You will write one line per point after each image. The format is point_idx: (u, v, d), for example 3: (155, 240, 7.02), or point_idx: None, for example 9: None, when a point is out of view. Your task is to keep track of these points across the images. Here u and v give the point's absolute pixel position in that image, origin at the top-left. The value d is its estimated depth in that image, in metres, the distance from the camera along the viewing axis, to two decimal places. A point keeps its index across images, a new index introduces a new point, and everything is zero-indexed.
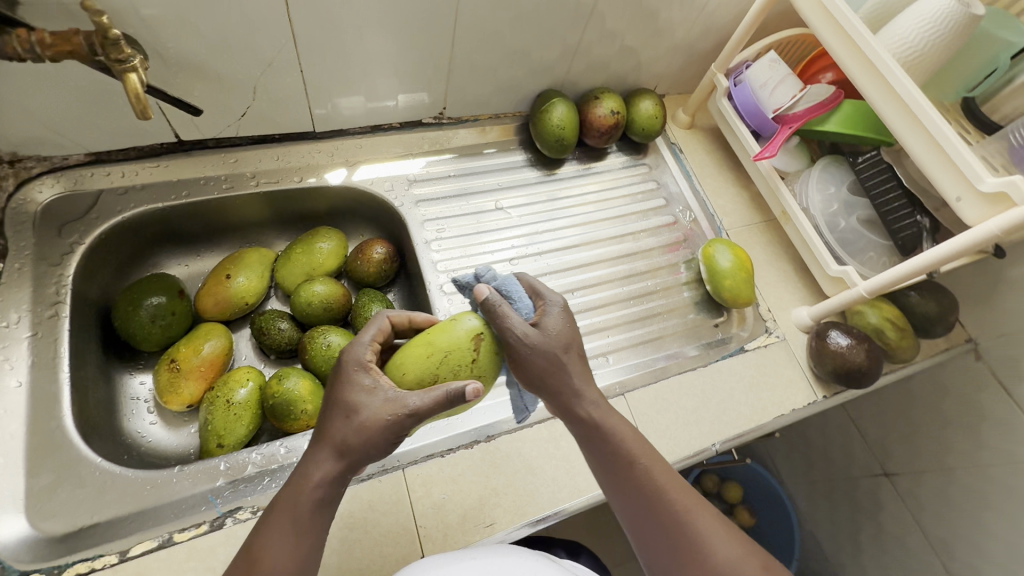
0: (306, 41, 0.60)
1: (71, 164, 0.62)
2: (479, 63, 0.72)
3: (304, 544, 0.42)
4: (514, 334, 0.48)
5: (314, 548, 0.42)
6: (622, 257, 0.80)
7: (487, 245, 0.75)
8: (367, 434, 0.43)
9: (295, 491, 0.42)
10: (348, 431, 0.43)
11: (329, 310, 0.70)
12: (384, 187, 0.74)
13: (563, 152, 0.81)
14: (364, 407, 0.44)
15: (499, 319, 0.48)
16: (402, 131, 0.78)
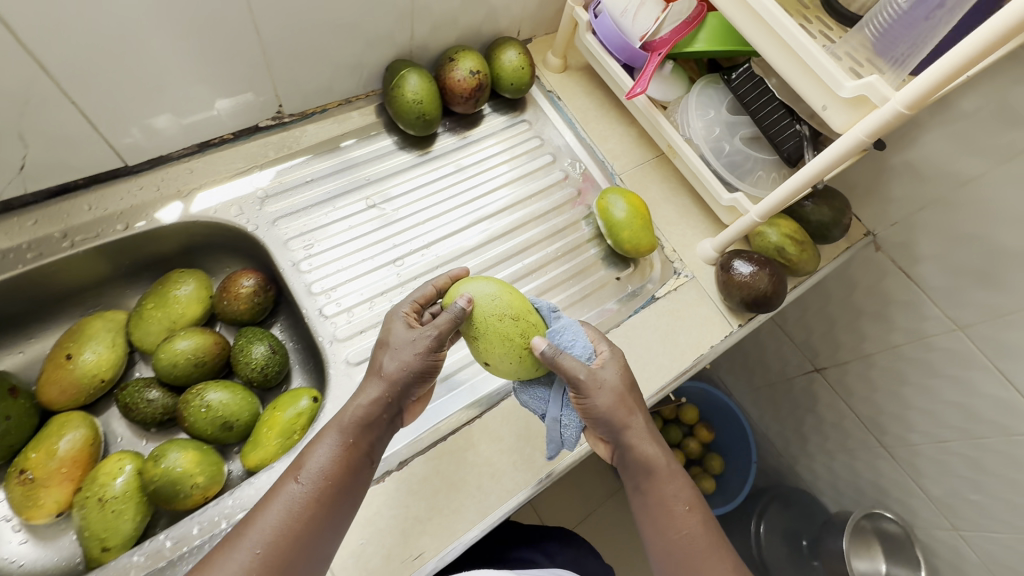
0: (64, 66, 0.49)
1: None
2: (302, 48, 0.62)
3: (350, 461, 0.47)
4: (581, 379, 0.51)
5: (351, 469, 0.47)
6: (517, 229, 0.74)
7: (367, 253, 0.67)
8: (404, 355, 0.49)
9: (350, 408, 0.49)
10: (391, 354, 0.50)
11: (199, 367, 0.61)
12: (231, 213, 0.65)
13: (430, 129, 0.72)
14: (399, 338, 0.50)
15: (571, 364, 0.51)
16: (238, 141, 0.67)
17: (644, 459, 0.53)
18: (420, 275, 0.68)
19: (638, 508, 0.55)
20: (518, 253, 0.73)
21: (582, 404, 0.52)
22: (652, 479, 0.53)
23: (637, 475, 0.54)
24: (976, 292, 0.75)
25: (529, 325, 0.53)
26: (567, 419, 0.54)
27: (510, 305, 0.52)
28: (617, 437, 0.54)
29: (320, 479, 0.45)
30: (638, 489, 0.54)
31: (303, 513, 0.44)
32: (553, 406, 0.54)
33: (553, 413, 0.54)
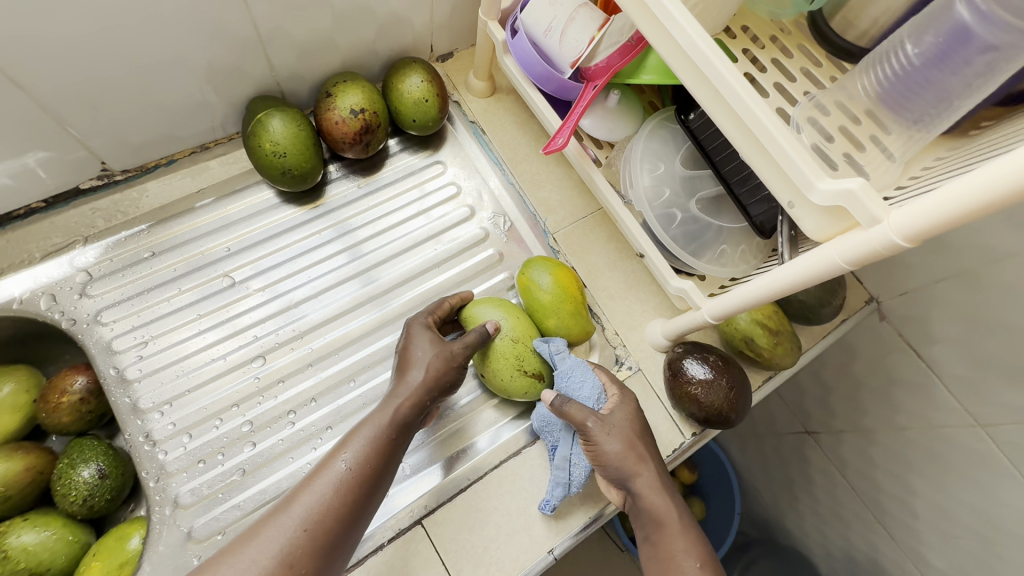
0: None
1: None
2: (102, 93, 0.47)
3: (389, 457, 0.43)
4: (587, 427, 0.47)
5: (389, 465, 0.43)
6: (419, 307, 0.59)
7: (219, 350, 0.54)
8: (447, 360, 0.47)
9: (393, 400, 0.45)
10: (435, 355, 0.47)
11: (2, 501, 0.50)
12: (41, 306, 0.52)
13: (305, 181, 0.57)
14: (429, 344, 0.48)
15: (576, 411, 0.47)
16: (52, 211, 0.53)
17: (653, 510, 0.46)
18: (283, 377, 0.54)
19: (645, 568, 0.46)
20: None
21: (588, 451, 0.48)
22: (662, 532, 0.45)
23: (646, 528, 0.46)
24: (1004, 389, 0.58)
25: (529, 352, 0.52)
26: (576, 459, 0.50)
27: (515, 328, 0.52)
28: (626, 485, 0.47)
29: (362, 468, 0.41)
30: (647, 545, 0.46)
31: (337, 506, 0.39)
32: (563, 443, 0.51)
33: (561, 451, 0.50)
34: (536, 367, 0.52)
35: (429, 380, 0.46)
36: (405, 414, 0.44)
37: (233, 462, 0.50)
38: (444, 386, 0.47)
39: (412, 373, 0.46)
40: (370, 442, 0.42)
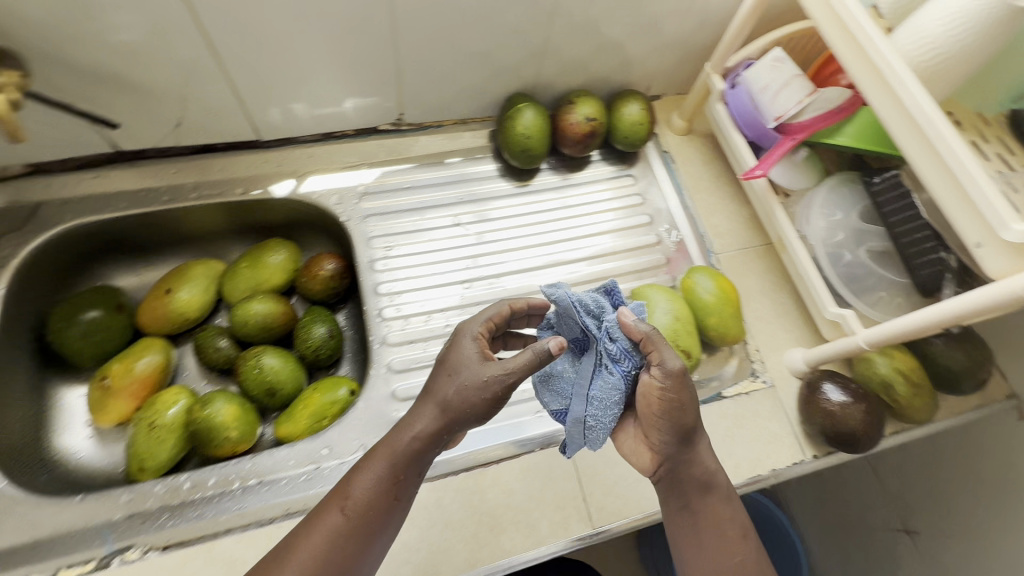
0: (227, 53, 0.55)
1: (13, 175, 0.62)
2: (435, 67, 0.65)
3: (395, 492, 0.44)
4: (674, 372, 0.44)
5: (394, 505, 0.44)
6: (590, 282, 0.71)
7: (440, 268, 0.68)
8: (468, 392, 0.43)
9: (395, 437, 0.45)
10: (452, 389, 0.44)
11: (267, 331, 0.67)
12: (332, 200, 0.70)
13: (532, 166, 0.74)
14: (465, 365, 0.44)
15: (664, 349, 0.45)
16: (357, 138, 0.72)
17: (705, 476, 0.47)
18: (482, 301, 0.67)
19: (674, 528, 0.48)
20: None
21: (659, 402, 0.45)
22: (706, 497, 0.47)
23: (689, 494, 0.47)
24: None
25: (684, 331, 0.62)
26: (592, 421, 0.48)
27: (674, 312, 0.63)
28: (681, 450, 0.47)
29: (363, 511, 0.43)
30: (683, 509, 0.47)
31: (337, 553, 0.42)
32: (579, 402, 0.49)
33: (576, 411, 0.48)
34: (689, 344, 0.62)
35: (449, 412, 0.44)
36: (415, 446, 0.44)
37: (432, 351, 0.63)
38: (464, 420, 0.44)
39: (433, 401, 0.45)
40: (374, 483, 0.44)
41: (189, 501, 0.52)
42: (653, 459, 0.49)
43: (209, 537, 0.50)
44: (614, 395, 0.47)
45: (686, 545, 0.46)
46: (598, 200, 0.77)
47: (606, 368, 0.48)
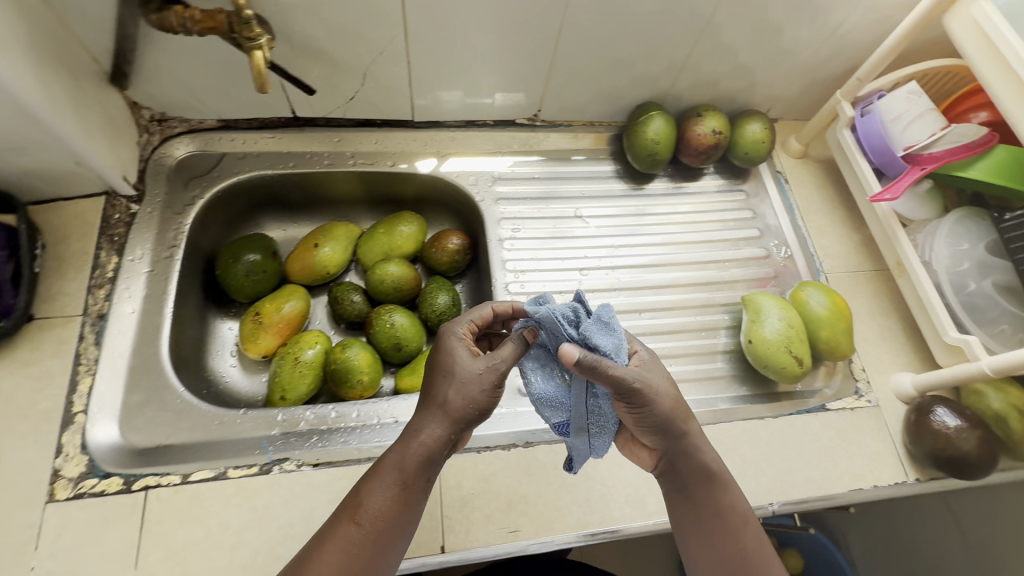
0: (416, 38, 0.62)
1: (205, 127, 0.71)
2: (584, 70, 0.71)
3: (406, 499, 0.44)
4: (635, 388, 0.44)
5: (407, 510, 0.44)
6: (698, 286, 0.75)
7: (560, 255, 0.74)
8: (467, 390, 0.45)
9: (401, 451, 0.45)
10: (452, 391, 0.45)
11: (397, 291, 0.73)
12: (469, 181, 0.76)
13: (653, 170, 0.79)
14: (459, 366, 0.46)
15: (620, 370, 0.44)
16: (495, 129, 0.79)
17: (703, 469, 0.49)
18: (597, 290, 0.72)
19: (677, 518, 0.51)
20: (684, 310, 0.73)
21: (631, 413, 0.47)
22: (703, 489, 0.49)
23: (687, 488, 0.50)
24: None
25: (798, 339, 0.64)
26: (596, 428, 0.49)
27: (786, 319, 0.66)
28: (673, 445, 0.49)
29: (377, 522, 0.43)
30: (682, 501, 0.50)
31: (354, 565, 0.42)
32: (578, 415, 0.48)
33: (579, 422, 0.48)
34: (802, 352, 0.64)
35: (453, 414, 0.45)
36: (422, 452, 0.44)
37: None
38: (468, 416, 0.45)
39: (437, 408, 0.45)
40: (385, 495, 0.44)
41: (336, 428, 0.58)
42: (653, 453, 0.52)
43: (353, 462, 0.55)
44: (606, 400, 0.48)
45: (688, 537, 0.50)
46: (709, 210, 0.81)
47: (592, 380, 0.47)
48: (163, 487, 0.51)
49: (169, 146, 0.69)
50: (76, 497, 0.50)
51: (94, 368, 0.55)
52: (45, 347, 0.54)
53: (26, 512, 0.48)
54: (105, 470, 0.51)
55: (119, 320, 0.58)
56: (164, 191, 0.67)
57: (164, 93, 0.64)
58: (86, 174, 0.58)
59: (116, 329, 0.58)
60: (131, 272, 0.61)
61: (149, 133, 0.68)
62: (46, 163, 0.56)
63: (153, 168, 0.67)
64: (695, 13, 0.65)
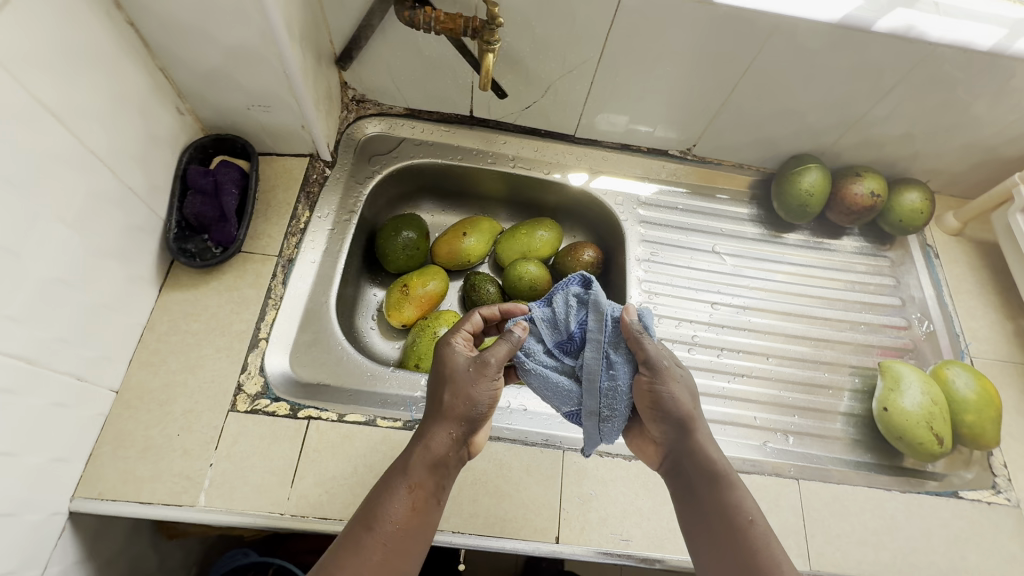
0: (607, 62, 0.67)
1: (393, 113, 0.79)
2: (751, 115, 0.73)
3: (421, 504, 0.45)
4: (661, 365, 0.48)
5: (421, 513, 0.45)
6: (828, 342, 0.73)
7: (693, 284, 0.75)
8: (466, 391, 0.47)
9: (412, 459, 0.46)
10: (454, 396, 0.47)
11: (531, 291, 0.77)
12: (615, 200, 0.80)
13: (798, 221, 0.79)
14: (456, 370, 0.48)
15: (652, 345, 0.48)
16: (646, 155, 0.82)
17: (708, 463, 0.48)
18: (726, 325, 0.73)
19: (688, 524, 0.48)
20: (813, 363, 0.72)
21: (646, 394, 0.49)
22: (708, 484, 0.47)
23: (694, 482, 0.48)
24: None
25: (941, 417, 0.62)
26: (608, 413, 0.50)
27: (929, 397, 0.62)
28: (681, 437, 0.49)
29: (394, 527, 0.44)
30: (690, 501, 0.48)
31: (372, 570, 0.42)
32: (588, 398, 0.50)
33: (590, 405, 0.49)
34: (943, 430, 0.61)
35: (456, 415, 0.47)
36: (430, 455, 0.46)
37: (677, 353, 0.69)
38: (472, 412, 0.47)
39: (440, 414, 0.47)
40: (402, 500, 0.44)
41: None
42: (661, 450, 0.52)
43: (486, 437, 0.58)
44: (622, 383, 0.49)
45: (696, 538, 0.46)
46: (848, 270, 0.80)
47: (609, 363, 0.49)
48: (321, 420, 0.56)
49: (362, 124, 0.77)
50: (253, 411, 0.55)
51: (279, 303, 0.62)
52: (246, 277, 0.62)
53: (213, 414, 0.55)
54: (276, 394, 0.57)
55: (302, 266, 0.65)
56: (351, 162, 0.75)
57: (373, 78, 0.73)
58: (303, 136, 0.67)
59: (299, 273, 0.65)
60: (317, 227, 0.68)
61: (348, 111, 0.77)
62: (279, 122, 0.64)
63: (346, 141, 0.76)
64: (883, 77, 0.65)
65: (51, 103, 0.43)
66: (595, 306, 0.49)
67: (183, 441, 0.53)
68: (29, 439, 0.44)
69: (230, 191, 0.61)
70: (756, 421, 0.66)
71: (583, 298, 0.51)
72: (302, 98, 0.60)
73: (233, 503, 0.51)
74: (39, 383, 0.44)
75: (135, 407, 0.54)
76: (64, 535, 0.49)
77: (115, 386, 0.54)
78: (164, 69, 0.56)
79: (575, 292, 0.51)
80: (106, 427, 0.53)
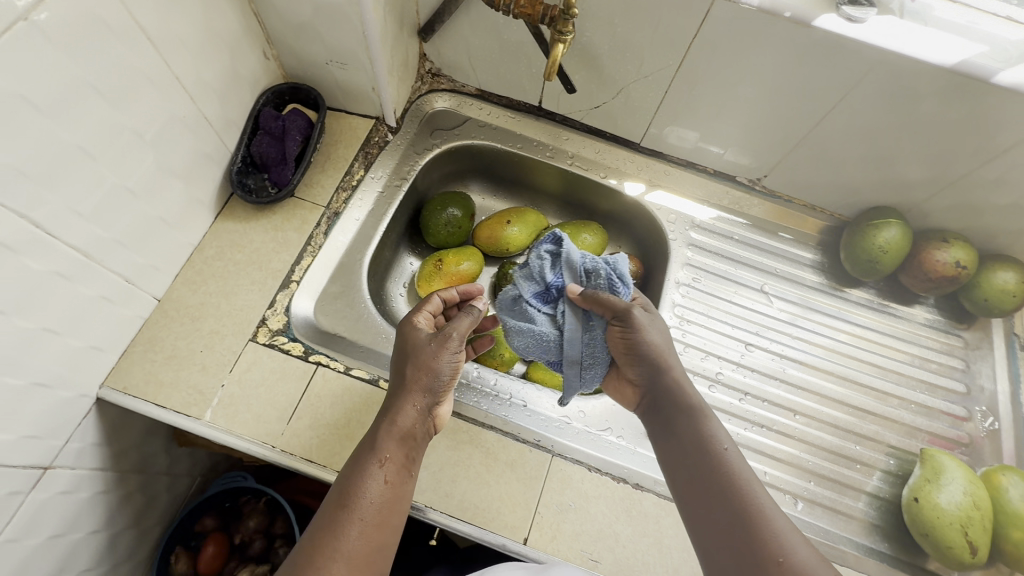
0: (685, 73, 0.64)
1: (464, 92, 0.80)
2: (833, 155, 0.68)
3: (394, 476, 0.47)
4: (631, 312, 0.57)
5: (395, 486, 0.47)
6: (870, 413, 0.67)
7: (731, 320, 0.71)
8: (433, 363, 0.50)
9: (382, 437, 0.48)
10: (421, 370, 0.50)
11: None
12: (668, 217, 0.77)
13: (864, 277, 0.72)
14: (422, 347, 0.52)
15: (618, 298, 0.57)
16: (711, 178, 0.78)
17: (681, 397, 0.55)
18: (758, 370, 0.68)
19: (665, 453, 0.54)
20: (845, 432, 0.66)
21: (622, 338, 0.57)
22: (681, 416, 0.54)
23: (669, 414, 0.55)
24: None
25: (980, 524, 0.54)
26: (588, 361, 0.59)
27: (971, 499, 0.55)
28: (657, 374, 0.56)
29: (369, 501, 0.45)
30: (666, 434, 0.54)
31: (351, 541, 0.43)
32: (569, 347, 0.59)
33: (572, 353, 0.59)
34: (980, 539, 0.54)
35: (422, 389, 0.50)
36: (399, 429, 0.48)
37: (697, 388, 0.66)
38: (436, 382, 0.51)
39: (406, 389, 0.50)
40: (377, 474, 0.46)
41: (473, 387, 0.62)
42: (638, 391, 0.59)
43: (478, 423, 0.58)
44: (598, 333, 0.58)
45: (671, 466, 0.52)
46: (912, 342, 0.72)
47: (586, 315, 0.59)
48: (328, 368, 0.58)
49: (432, 97, 0.79)
50: (269, 345, 0.59)
51: (317, 251, 0.65)
52: (293, 221, 0.65)
53: (235, 340, 0.58)
54: (294, 334, 0.60)
55: (347, 222, 0.68)
56: (414, 132, 0.77)
57: (450, 54, 0.74)
58: (373, 99, 0.69)
59: (342, 228, 0.68)
60: (369, 187, 0.71)
61: (422, 82, 0.78)
62: (352, 81, 0.67)
63: (413, 111, 0.78)
64: (996, 137, 0.58)
65: (148, 26, 0.47)
66: (568, 262, 0.60)
67: (204, 358, 0.57)
68: (73, 323, 0.49)
69: (294, 138, 0.64)
70: (764, 477, 0.61)
71: (555, 254, 0.61)
72: (376, 61, 0.62)
73: (234, 425, 0.55)
74: (91, 275, 0.49)
75: (171, 318, 0.58)
76: (88, 416, 0.54)
77: (158, 295, 0.58)
78: (258, 14, 0.59)
79: (549, 250, 0.61)
80: (142, 330, 0.57)
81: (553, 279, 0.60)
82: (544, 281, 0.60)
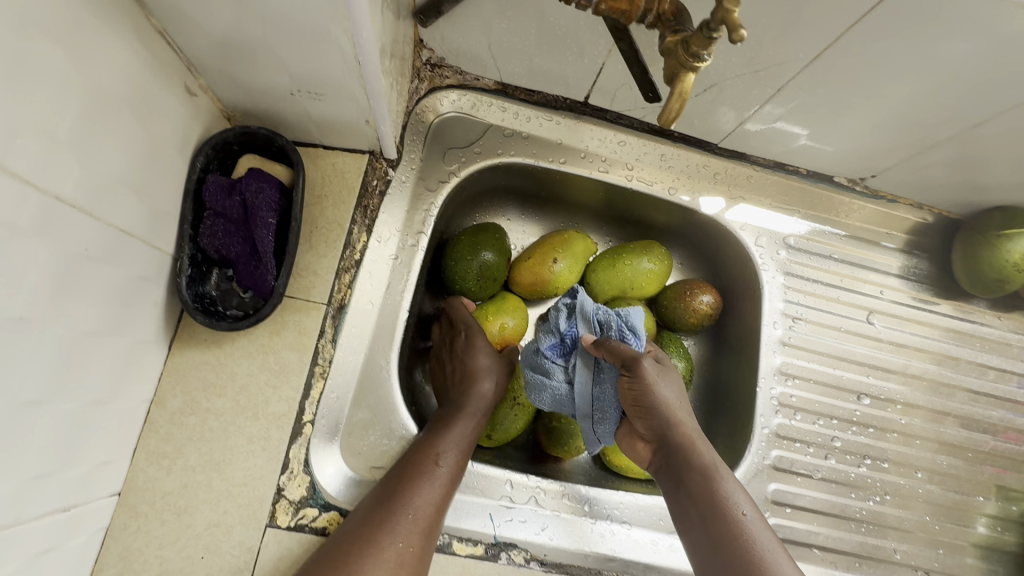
0: (817, 69, 0.46)
1: (478, 86, 0.57)
2: (977, 159, 0.53)
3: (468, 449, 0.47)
4: (637, 363, 0.46)
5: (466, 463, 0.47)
6: (987, 453, 0.61)
7: (839, 366, 0.60)
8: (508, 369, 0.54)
9: (457, 402, 0.50)
10: (499, 367, 0.53)
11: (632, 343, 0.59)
12: (754, 239, 0.62)
13: (983, 290, 0.62)
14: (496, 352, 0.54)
15: (624, 348, 0.47)
16: (803, 180, 0.62)
17: (695, 456, 0.44)
18: (873, 426, 0.59)
19: (681, 522, 0.43)
20: (967, 482, 0.60)
21: (630, 392, 0.47)
22: (694, 474, 0.43)
23: (682, 476, 0.43)
24: None
25: None
26: (599, 416, 0.51)
27: None
28: (668, 427, 0.45)
29: (450, 467, 0.45)
30: (680, 500, 0.43)
31: (432, 500, 0.42)
32: (576, 404, 0.51)
33: (581, 410, 0.51)
34: None
35: (486, 369, 0.51)
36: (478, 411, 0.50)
37: (815, 461, 0.57)
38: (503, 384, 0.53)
39: (476, 377, 0.51)
40: (464, 428, 0.47)
41: (564, 517, 0.49)
42: (648, 446, 0.48)
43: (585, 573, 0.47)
44: (608, 389, 0.50)
45: (688, 532, 0.42)
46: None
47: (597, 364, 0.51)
48: None
49: (435, 100, 0.56)
50: (296, 527, 0.43)
51: (328, 372, 0.46)
52: (285, 334, 0.46)
53: (247, 530, 0.42)
54: (324, 500, 0.44)
55: (359, 314, 0.49)
56: (421, 158, 0.55)
57: (462, 40, 0.50)
58: (365, 132, 0.46)
59: (354, 326, 0.49)
60: (379, 257, 0.51)
61: (419, 79, 0.54)
62: (333, 113, 0.44)
63: (414, 124, 0.55)
64: None
65: None
66: (582, 312, 0.52)
67: (209, 566, 0.41)
68: None
69: (266, 219, 0.43)
70: (895, 556, 0.55)
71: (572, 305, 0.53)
72: (374, 92, 0.40)
73: None
74: (5, 550, 0.31)
75: (146, 517, 0.41)
76: None
77: (115, 489, 0.40)
78: (165, 32, 0.35)
79: (565, 302, 0.54)
80: (107, 545, 0.40)
81: (565, 331, 0.52)
82: (557, 334, 0.52)
